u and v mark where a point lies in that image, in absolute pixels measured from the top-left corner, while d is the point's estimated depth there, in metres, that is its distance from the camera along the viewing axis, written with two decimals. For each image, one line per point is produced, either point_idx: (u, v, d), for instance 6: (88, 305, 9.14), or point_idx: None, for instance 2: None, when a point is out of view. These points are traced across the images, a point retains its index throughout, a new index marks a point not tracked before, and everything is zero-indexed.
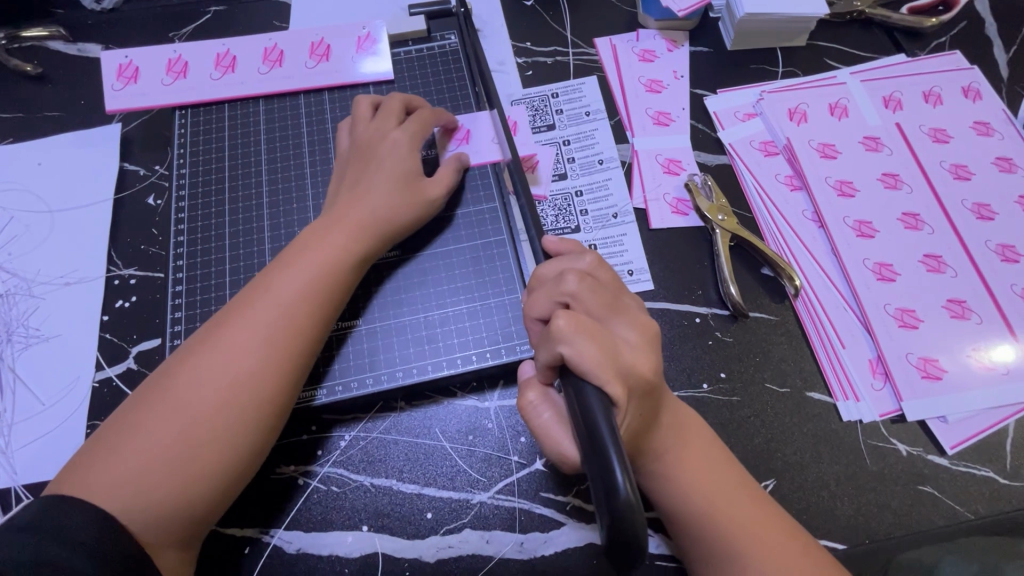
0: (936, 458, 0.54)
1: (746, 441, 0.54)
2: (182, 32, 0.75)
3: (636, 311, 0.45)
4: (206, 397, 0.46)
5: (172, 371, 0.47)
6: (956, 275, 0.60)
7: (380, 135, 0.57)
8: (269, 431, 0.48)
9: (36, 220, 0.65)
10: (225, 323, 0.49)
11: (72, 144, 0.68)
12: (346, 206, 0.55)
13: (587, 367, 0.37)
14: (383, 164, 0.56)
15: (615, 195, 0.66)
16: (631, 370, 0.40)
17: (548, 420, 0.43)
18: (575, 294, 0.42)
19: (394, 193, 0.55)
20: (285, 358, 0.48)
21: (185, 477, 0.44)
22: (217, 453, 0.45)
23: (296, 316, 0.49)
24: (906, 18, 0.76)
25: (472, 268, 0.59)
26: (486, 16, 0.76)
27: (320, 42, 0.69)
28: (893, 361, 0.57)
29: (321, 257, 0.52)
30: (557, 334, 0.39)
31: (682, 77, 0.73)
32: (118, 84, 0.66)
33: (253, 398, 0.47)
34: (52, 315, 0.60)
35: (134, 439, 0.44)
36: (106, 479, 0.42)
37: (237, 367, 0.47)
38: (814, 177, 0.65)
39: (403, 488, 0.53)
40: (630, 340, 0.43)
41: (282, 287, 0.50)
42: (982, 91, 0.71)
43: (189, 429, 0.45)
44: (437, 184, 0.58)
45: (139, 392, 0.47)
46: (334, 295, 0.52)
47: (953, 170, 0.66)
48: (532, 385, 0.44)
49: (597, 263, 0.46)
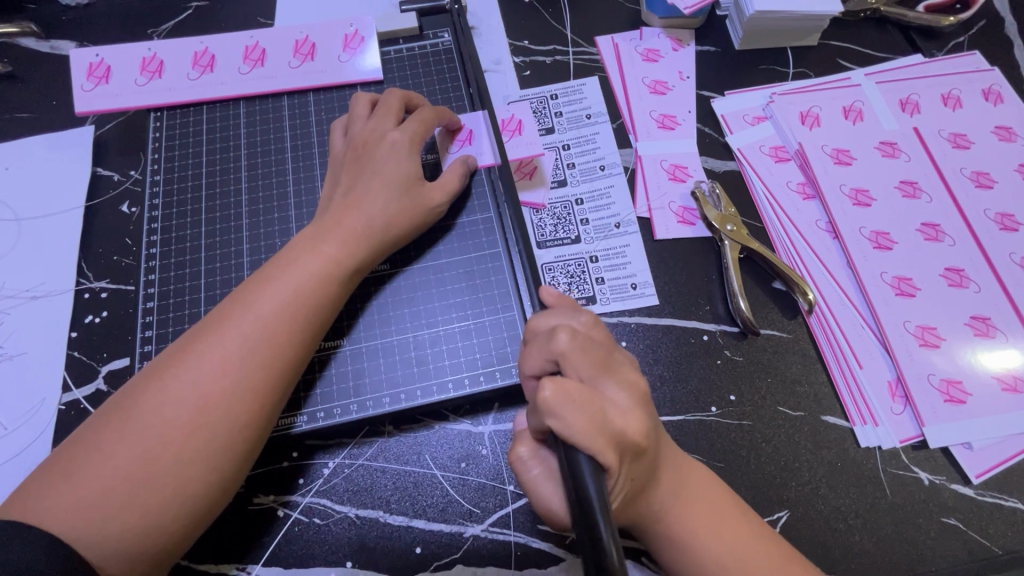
0: (960, 488, 0.51)
1: (758, 470, 0.51)
2: (160, 29, 0.72)
3: (626, 371, 0.41)
4: (180, 416, 0.42)
5: (146, 383, 0.43)
6: (979, 290, 0.57)
7: (378, 136, 0.54)
8: (247, 454, 0.44)
9: (2, 228, 0.61)
10: (205, 334, 0.45)
11: (41, 147, 0.65)
12: (338, 211, 0.51)
13: (577, 437, 0.34)
14: (382, 167, 0.52)
15: (618, 203, 0.62)
16: (622, 437, 0.36)
17: (537, 476, 0.39)
18: (565, 353, 0.38)
19: (391, 197, 0.52)
20: (267, 379, 0.45)
21: (152, 503, 0.40)
22: (189, 478, 0.41)
23: (282, 329, 0.46)
24: (923, 16, 0.72)
25: (465, 284, 0.55)
26: (482, 13, 0.72)
27: (305, 40, 0.65)
28: (913, 383, 0.53)
29: (308, 267, 0.48)
30: (543, 406, 0.34)
31: (688, 78, 0.69)
32: (89, 84, 0.63)
33: (231, 417, 0.43)
34: (16, 331, 0.56)
35: (100, 459, 0.40)
36: (68, 502, 0.39)
37: (215, 384, 0.43)
38: (828, 186, 0.61)
39: (390, 521, 0.49)
40: (619, 404, 0.38)
41: (268, 297, 0.46)
42: (1003, 94, 0.67)
43: (159, 450, 0.41)
44: (439, 190, 0.54)
45: (108, 406, 0.43)
46: (323, 306, 0.48)
47: (974, 177, 0.62)
48: (523, 438, 0.41)
49: (591, 324, 0.42)
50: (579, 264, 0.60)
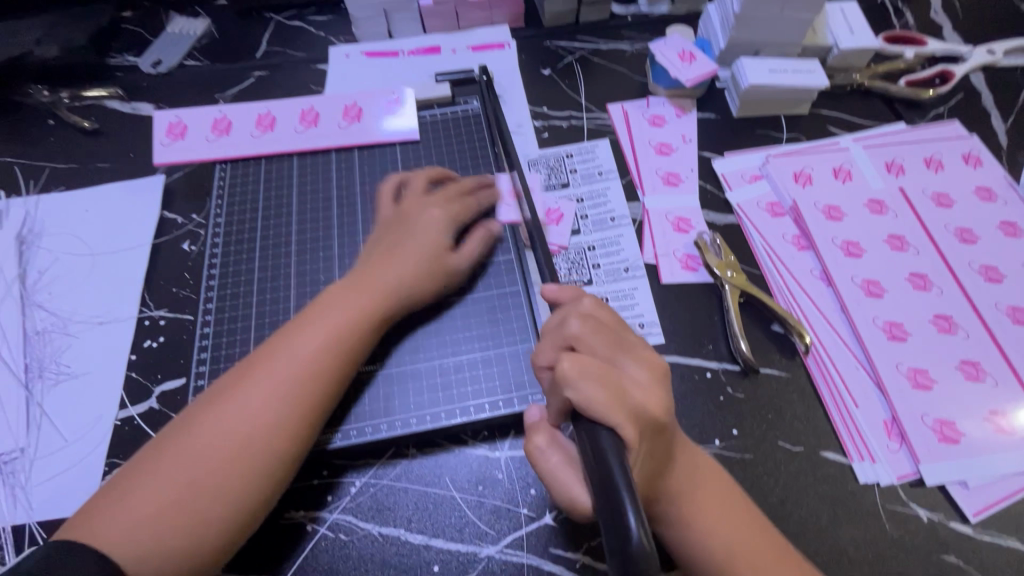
0: (959, 526, 0.52)
1: (761, 502, 0.53)
2: (226, 94, 0.83)
3: (641, 349, 0.46)
4: (225, 447, 0.47)
5: (195, 418, 0.49)
6: (967, 336, 0.61)
7: (419, 209, 0.62)
8: (282, 481, 0.49)
9: (77, 262, 0.69)
10: (251, 374, 0.51)
11: (119, 192, 0.73)
12: (373, 268, 0.58)
13: (598, 413, 0.38)
14: (416, 236, 0.60)
15: (627, 250, 0.68)
16: (642, 409, 0.40)
17: (557, 464, 0.43)
18: (579, 337, 0.44)
19: (423, 261, 0.59)
20: (300, 414, 0.50)
21: (198, 526, 0.45)
22: (231, 502, 0.46)
23: (316, 369, 0.51)
24: (903, 90, 0.80)
25: (486, 317, 0.60)
26: (506, 83, 0.82)
27: (353, 105, 0.74)
28: (908, 423, 0.56)
29: (341, 314, 0.54)
30: (563, 379, 0.39)
31: (691, 140, 0.77)
32: (168, 139, 0.74)
33: (271, 448, 0.48)
34: (83, 354, 0.63)
35: (153, 485, 0.45)
36: (124, 524, 0.44)
37: (258, 418, 0.48)
38: (820, 238, 0.67)
39: (410, 539, 0.52)
40: (638, 379, 0.43)
41: (308, 342, 0.52)
42: (982, 158, 0.74)
43: (207, 477, 0.46)
44: (465, 257, 0.61)
45: (159, 438, 0.48)
46: (353, 349, 0.54)
47: (958, 233, 0.67)
48: (540, 429, 0.45)
49: (595, 306, 0.47)
50: None
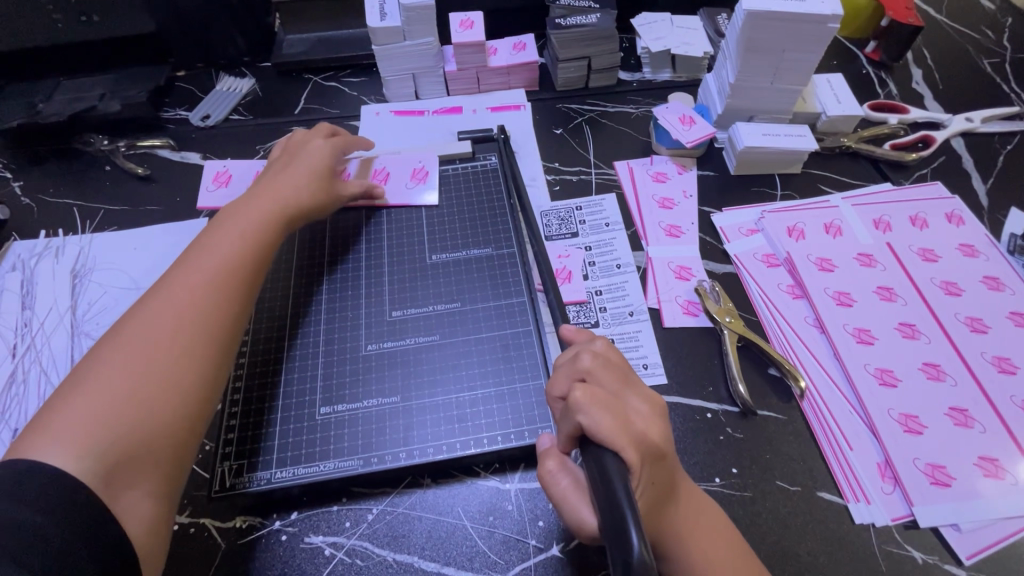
0: (953, 569, 0.54)
1: (760, 539, 0.56)
2: (267, 146, 0.92)
3: (645, 386, 0.50)
4: (166, 334, 0.54)
5: (128, 321, 0.55)
6: (955, 383, 0.64)
7: (303, 145, 0.76)
8: (220, 352, 0.56)
9: (124, 295, 0.74)
10: (168, 281, 0.58)
11: (165, 232, 0.80)
12: (243, 204, 0.68)
13: (605, 437, 0.41)
14: (279, 177, 0.71)
15: (632, 295, 0.73)
16: (643, 438, 0.44)
17: (567, 487, 0.46)
18: (590, 372, 0.48)
19: (309, 183, 0.71)
20: (225, 306, 0.58)
21: (148, 399, 0.50)
22: (177, 373, 0.52)
23: (227, 274, 0.59)
24: (889, 153, 0.87)
25: (500, 354, 0.65)
26: (521, 140, 0.90)
27: (381, 169, 0.80)
28: (900, 465, 0.59)
29: (211, 242, 0.62)
30: (574, 406, 0.43)
31: (691, 196, 0.83)
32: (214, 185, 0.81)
33: (213, 318, 0.56)
34: None
35: (100, 375, 0.51)
36: (74, 410, 0.48)
37: (191, 300, 0.56)
38: (814, 288, 0.72)
39: (424, 566, 0.55)
40: (641, 410, 0.47)
41: (200, 254, 0.61)
42: (964, 217, 0.79)
43: (149, 358, 0.52)
44: (351, 186, 0.75)
45: (96, 342, 0.54)
46: (253, 246, 0.63)
47: (943, 286, 0.72)
48: (552, 454, 0.48)
49: (606, 347, 0.51)
50: None
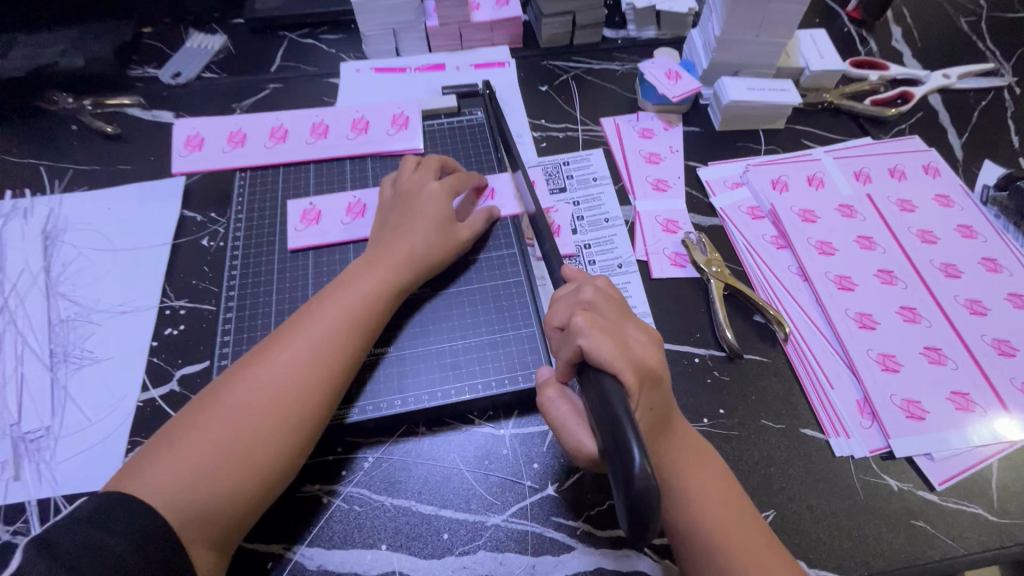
0: (926, 494, 0.57)
1: (746, 473, 0.58)
2: (243, 104, 0.89)
3: (642, 320, 0.50)
4: (265, 397, 0.51)
5: (232, 376, 0.52)
6: (930, 325, 0.66)
7: (419, 186, 0.66)
8: (309, 435, 0.52)
9: (100, 256, 0.72)
10: (279, 339, 0.54)
11: (140, 192, 0.78)
12: (391, 243, 0.62)
13: (604, 358, 0.41)
14: (424, 209, 0.64)
15: (620, 248, 0.74)
16: (641, 362, 0.44)
17: (565, 413, 0.46)
18: (590, 303, 0.48)
19: (430, 237, 0.63)
20: (324, 379, 0.53)
21: (229, 479, 0.47)
22: (256, 458, 0.49)
23: (332, 351, 0.54)
24: (869, 108, 0.88)
25: (492, 304, 0.65)
26: (507, 97, 0.89)
27: (361, 118, 0.79)
28: (878, 401, 0.61)
29: (344, 295, 0.58)
30: (575, 330, 0.43)
31: (677, 151, 0.83)
32: (347, 219, 0.71)
33: (294, 412, 0.51)
34: (105, 339, 0.66)
35: (194, 437, 0.48)
36: (164, 471, 0.46)
37: (290, 372, 0.52)
38: (797, 237, 0.73)
39: (421, 509, 0.55)
40: (639, 339, 0.47)
41: (326, 311, 0.56)
42: (940, 169, 0.81)
43: (241, 432, 0.49)
44: (467, 229, 0.66)
45: (206, 390, 0.52)
46: (375, 311, 0.58)
47: (919, 235, 0.74)
48: (550, 383, 0.48)
49: (607, 284, 0.52)
50: None
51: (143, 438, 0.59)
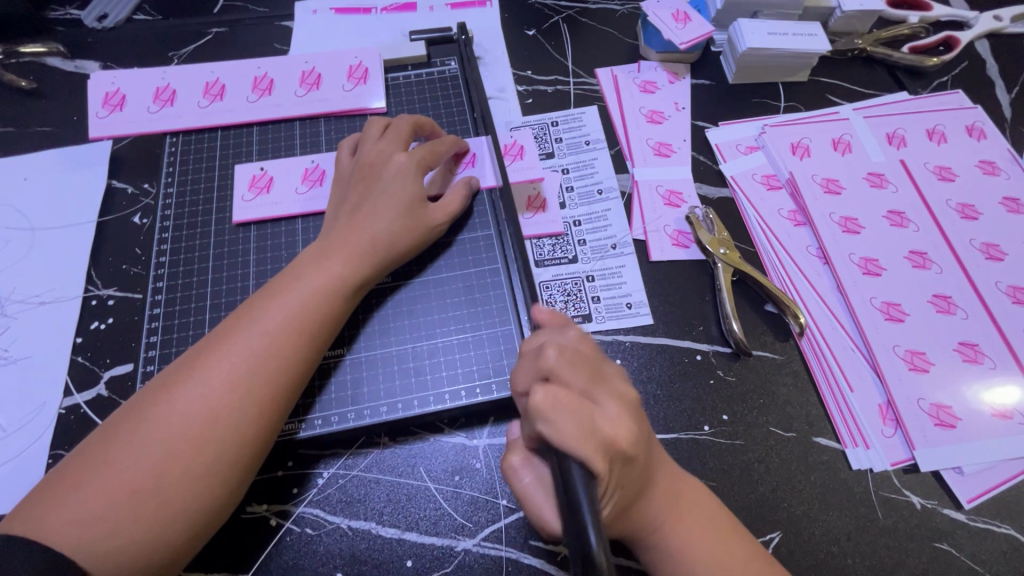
0: (953, 513, 0.51)
1: (751, 489, 0.51)
2: (181, 52, 0.76)
3: (618, 380, 0.41)
4: (195, 419, 0.42)
5: (154, 395, 0.43)
6: (966, 317, 0.58)
7: (384, 158, 0.55)
8: (251, 463, 0.44)
9: (16, 236, 0.62)
10: (211, 351, 0.45)
11: (60, 160, 0.67)
12: (347, 229, 0.52)
13: (568, 447, 0.33)
14: (388, 187, 0.54)
15: (615, 225, 0.64)
16: (611, 447, 0.36)
17: (529, 485, 0.39)
18: (553, 369, 0.39)
19: (396, 221, 0.53)
20: (268, 394, 0.45)
21: (152, 522, 0.40)
22: (186, 493, 0.41)
23: (278, 360, 0.46)
24: (907, 56, 0.76)
25: (463, 296, 0.56)
26: (488, 45, 0.76)
27: (311, 70, 0.67)
28: (903, 407, 0.54)
29: (292, 291, 0.48)
30: (533, 412, 0.35)
31: (684, 109, 0.72)
32: (303, 187, 0.61)
33: (231, 436, 0.43)
34: (23, 335, 0.57)
35: (107, 471, 0.40)
36: (73, 517, 0.38)
37: (223, 392, 0.43)
38: (818, 213, 0.63)
39: (382, 533, 0.49)
40: (610, 414, 0.38)
41: (267, 315, 0.47)
42: (986, 130, 0.70)
43: (166, 465, 0.41)
44: (441, 210, 0.56)
45: (124, 410, 0.43)
46: (328, 313, 0.49)
47: (959, 209, 0.64)
48: (516, 448, 0.41)
49: (579, 337, 0.42)
50: (576, 283, 0.61)
51: (67, 451, 0.52)
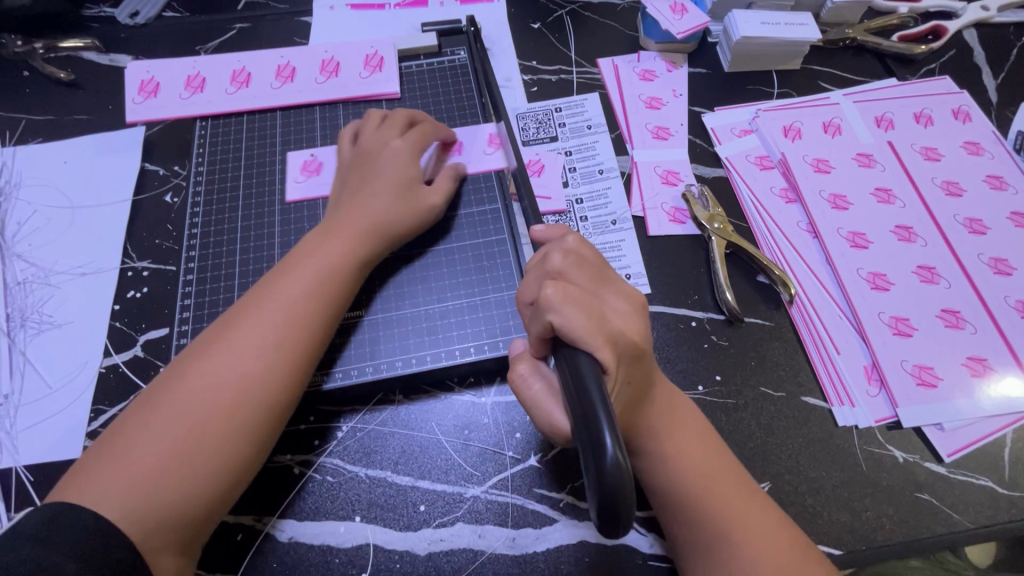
0: (934, 466, 0.54)
1: (742, 443, 0.54)
2: (208, 45, 0.81)
3: (623, 282, 0.45)
4: (224, 387, 0.47)
5: (184, 369, 0.48)
6: (949, 286, 0.61)
7: (379, 144, 0.60)
8: (276, 426, 0.49)
9: (57, 214, 0.67)
10: (235, 324, 0.50)
11: (96, 144, 0.72)
12: (352, 210, 0.57)
13: (576, 337, 0.37)
14: (385, 171, 0.58)
15: (615, 203, 0.68)
16: (620, 335, 0.40)
17: (538, 391, 0.42)
18: (561, 271, 0.43)
19: (393, 202, 0.57)
20: (289, 363, 0.49)
21: (192, 477, 0.44)
22: (220, 452, 0.45)
23: (295, 333, 0.50)
24: (896, 44, 0.79)
25: (473, 264, 0.60)
26: (495, 37, 0.81)
27: (330, 59, 0.72)
28: (887, 368, 0.57)
29: (305, 273, 0.53)
30: (545, 304, 0.39)
31: (681, 95, 0.76)
32: (302, 177, 0.65)
33: (258, 402, 0.47)
34: (65, 303, 0.62)
35: (147, 438, 0.45)
36: (122, 475, 0.43)
37: (253, 358, 0.48)
38: (808, 190, 0.67)
39: (397, 480, 0.53)
40: (618, 308, 0.42)
41: (288, 289, 0.52)
42: (971, 113, 0.73)
43: (206, 423, 0.46)
44: (435, 193, 0.60)
45: (157, 385, 0.48)
46: (339, 291, 0.53)
47: (944, 187, 0.68)
48: (523, 358, 0.44)
49: (579, 243, 0.45)
50: None
51: (107, 407, 0.56)
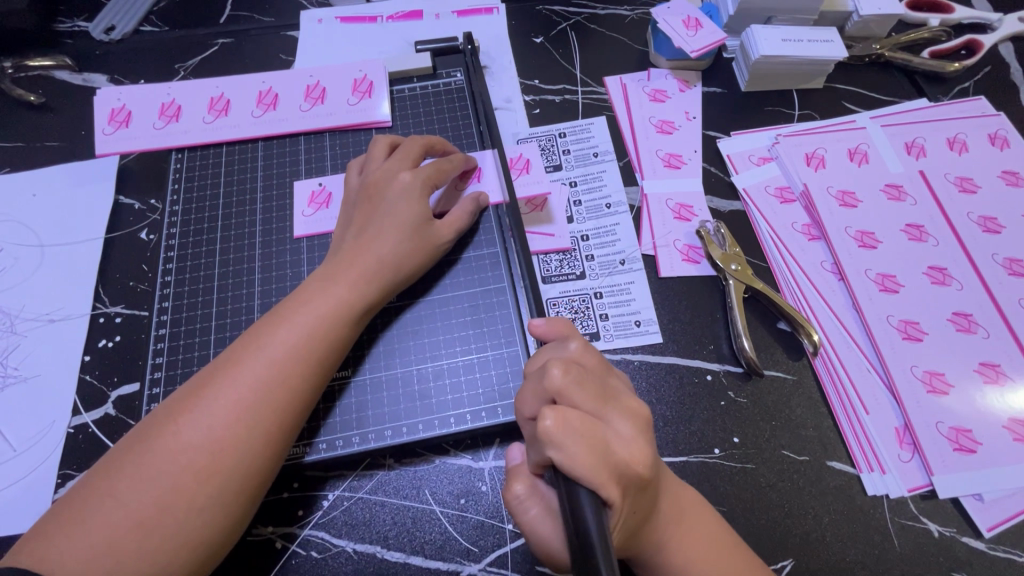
0: (972, 542, 0.49)
1: (762, 515, 0.50)
2: (187, 64, 0.76)
3: (627, 398, 0.41)
4: (201, 450, 0.42)
5: (160, 425, 0.43)
6: (988, 336, 0.56)
7: (389, 178, 0.54)
8: (256, 494, 0.44)
9: (25, 253, 0.63)
10: (220, 376, 0.45)
11: (67, 175, 0.67)
12: (352, 251, 0.52)
13: (581, 471, 0.33)
14: (393, 208, 0.53)
15: (623, 240, 0.63)
16: (624, 468, 0.36)
17: (535, 516, 0.39)
18: (561, 390, 0.38)
19: (400, 241, 0.52)
20: (275, 423, 0.44)
21: (158, 553, 0.40)
22: (192, 525, 0.41)
23: (284, 389, 0.45)
24: (928, 61, 0.73)
25: (469, 317, 0.56)
26: (494, 53, 0.75)
27: (316, 84, 0.66)
28: (921, 431, 0.52)
29: (298, 318, 0.48)
30: (545, 436, 0.34)
31: (695, 118, 0.70)
32: (309, 210, 0.60)
33: (237, 468, 0.42)
34: (33, 353, 0.58)
35: (113, 505, 0.40)
36: (81, 548, 0.38)
37: (230, 422, 0.43)
38: (833, 227, 0.62)
39: (388, 557, 0.49)
40: (622, 433, 0.38)
41: (274, 342, 0.46)
42: (1010, 138, 0.68)
43: (170, 499, 0.41)
44: (447, 228, 0.55)
45: (130, 440, 0.43)
46: (333, 339, 0.48)
47: (981, 223, 0.62)
48: (519, 476, 0.41)
49: (583, 349, 0.42)
50: (583, 300, 0.60)
51: (75, 471, 0.52)
